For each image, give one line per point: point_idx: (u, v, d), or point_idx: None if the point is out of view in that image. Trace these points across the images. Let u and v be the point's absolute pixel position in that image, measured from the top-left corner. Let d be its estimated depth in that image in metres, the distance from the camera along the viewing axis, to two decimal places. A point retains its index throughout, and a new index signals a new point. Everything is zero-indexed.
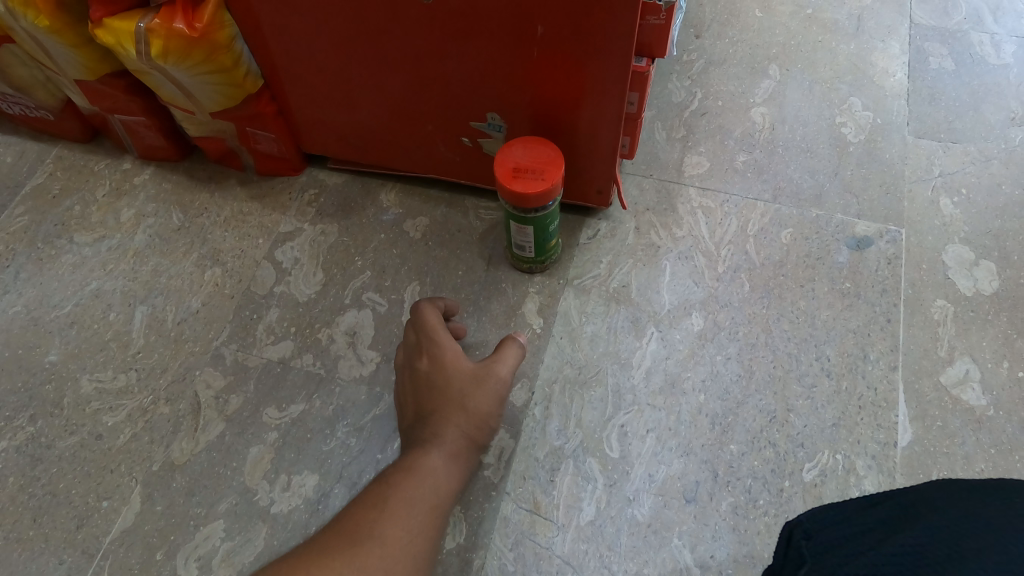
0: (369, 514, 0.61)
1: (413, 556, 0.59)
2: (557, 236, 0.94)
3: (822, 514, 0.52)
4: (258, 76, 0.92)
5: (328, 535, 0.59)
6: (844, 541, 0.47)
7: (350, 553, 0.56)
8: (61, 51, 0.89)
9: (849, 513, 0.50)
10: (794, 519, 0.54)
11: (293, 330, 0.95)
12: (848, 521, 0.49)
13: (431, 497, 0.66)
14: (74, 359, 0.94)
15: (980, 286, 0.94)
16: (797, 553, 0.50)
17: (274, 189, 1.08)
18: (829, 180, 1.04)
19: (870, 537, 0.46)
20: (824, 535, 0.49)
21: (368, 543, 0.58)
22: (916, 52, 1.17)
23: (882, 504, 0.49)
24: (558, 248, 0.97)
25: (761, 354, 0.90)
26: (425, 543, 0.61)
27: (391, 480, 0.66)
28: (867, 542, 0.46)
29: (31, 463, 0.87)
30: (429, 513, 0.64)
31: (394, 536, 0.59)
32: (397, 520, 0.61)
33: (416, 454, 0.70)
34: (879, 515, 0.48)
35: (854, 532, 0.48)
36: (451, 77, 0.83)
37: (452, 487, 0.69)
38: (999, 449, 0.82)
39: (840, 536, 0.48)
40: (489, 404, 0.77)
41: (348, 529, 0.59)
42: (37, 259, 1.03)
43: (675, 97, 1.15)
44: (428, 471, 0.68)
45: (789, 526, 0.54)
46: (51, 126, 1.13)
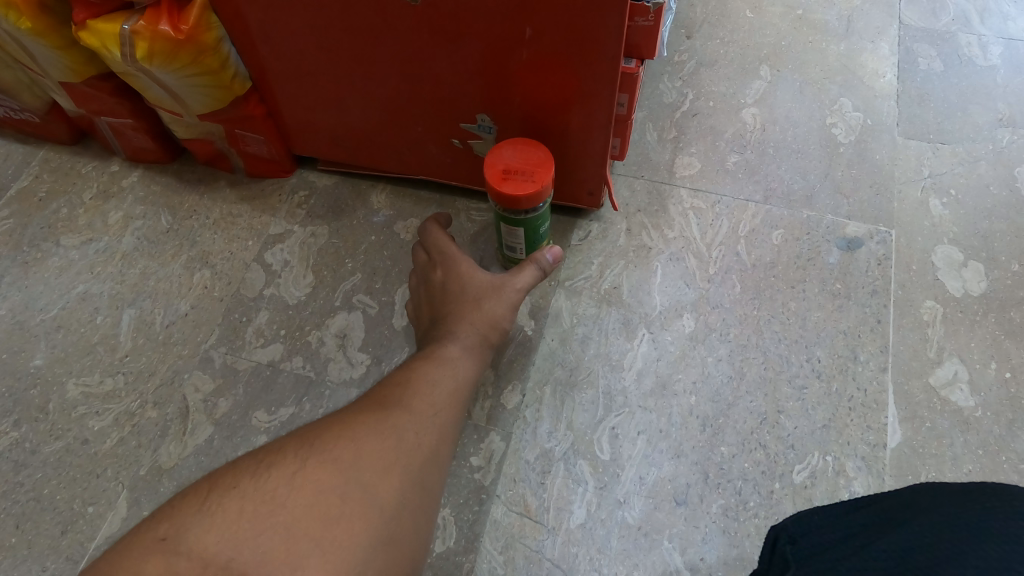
0: (395, 389, 0.64)
1: (439, 422, 0.62)
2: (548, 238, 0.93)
3: (808, 519, 0.52)
4: (245, 78, 0.92)
5: (358, 403, 0.62)
6: (829, 546, 0.47)
7: (380, 414, 0.59)
8: (46, 53, 0.88)
9: (834, 517, 0.51)
10: (781, 524, 0.54)
11: (282, 332, 0.94)
12: (833, 525, 0.50)
13: (454, 378, 0.68)
14: (60, 363, 0.93)
15: (968, 287, 0.94)
16: (783, 558, 0.50)
17: (264, 190, 1.08)
18: (819, 181, 1.04)
19: (853, 541, 0.46)
20: (810, 540, 0.50)
21: (396, 408, 0.61)
22: (905, 53, 1.18)
23: (866, 508, 0.50)
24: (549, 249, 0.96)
25: (752, 356, 0.90)
26: (450, 414, 0.64)
27: (415, 365, 0.69)
28: (852, 546, 0.46)
29: (16, 468, 0.86)
30: (453, 391, 0.67)
31: (420, 404, 0.62)
32: (421, 394, 0.64)
33: (435, 345, 0.74)
34: (864, 519, 0.48)
35: (840, 536, 0.48)
36: (440, 79, 0.83)
37: (472, 373, 0.72)
38: (988, 450, 0.82)
39: (825, 541, 0.48)
40: (504, 309, 0.80)
41: (375, 399, 0.63)
42: (23, 262, 1.03)
43: (666, 98, 1.15)
44: (448, 358, 0.71)
45: (776, 530, 0.54)
46: (38, 128, 1.12)
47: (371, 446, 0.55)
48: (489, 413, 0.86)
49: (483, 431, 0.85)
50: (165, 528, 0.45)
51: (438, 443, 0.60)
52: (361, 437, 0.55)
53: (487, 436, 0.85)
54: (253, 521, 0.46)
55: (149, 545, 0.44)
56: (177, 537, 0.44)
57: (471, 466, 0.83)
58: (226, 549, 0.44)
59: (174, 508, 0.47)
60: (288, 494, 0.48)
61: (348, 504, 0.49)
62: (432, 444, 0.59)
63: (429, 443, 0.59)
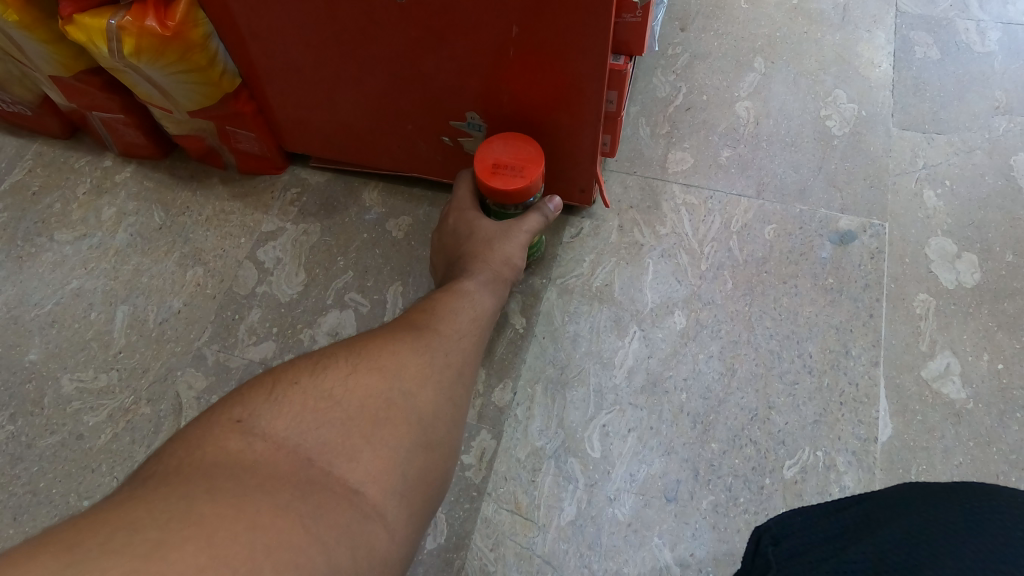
0: (424, 314, 0.68)
1: (466, 349, 0.67)
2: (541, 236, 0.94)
3: (790, 519, 0.52)
4: (235, 74, 0.91)
5: (392, 324, 0.66)
6: (810, 548, 0.47)
7: (416, 336, 0.63)
8: (35, 48, 0.88)
9: (816, 518, 0.51)
10: (764, 523, 0.54)
11: (275, 330, 0.95)
12: (816, 526, 0.50)
13: (477, 310, 0.73)
14: (54, 359, 0.94)
15: (962, 279, 0.94)
16: (764, 559, 0.50)
17: (256, 188, 1.07)
18: (813, 174, 1.04)
19: (836, 543, 0.46)
20: (792, 541, 0.49)
21: (429, 332, 0.65)
22: (902, 41, 1.17)
23: (849, 508, 0.50)
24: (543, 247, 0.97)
25: (743, 352, 0.90)
26: (473, 344, 0.69)
27: (441, 294, 0.73)
28: (834, 548, 0.46)
29: (13, 461, 0.87)
30: (477, 322, 0.72)
31: (449, 331, 0.67)
32: (450, 322, 0.68)
33: (454, 281, 0.77)
34: (846, 519, 0.48)
35: (822, 538, 0.48)
36: (429, 76, 0.83)
37: (493, 307, 0.76)
38: (978, 442, 0.83)
39: (807, 542, 0.48)
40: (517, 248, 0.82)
41: (407, 322, 0.67)
42: (17, 257, 1.03)
43: (660, 92, 1.14)
44: (471, 289, 0.75)
45: (758, 529, 0.54)
46: (30, 121, 1.12)
47: (411, 364, 0.59)
48: (480, 412, 0.87)
49: (474, 429, 0.86)
50: (239, 412, 0.49)
51: (465, 368, 0.65)
52: (402, 355, 0.60)
53: (479, 434, 0.86)
54: (314, 414, 0.50)
55: (225, 426, 0.48)
56: (250, 421, 0.48)
57: (462, 464, 0.84)
58: (294, 435, 0.48)
59: (245, 395, 0.51)
60: (345, 396, 0.53)
61: (396, 410, 0.54)
62: (461, 368, 0.65)
63: (459, 367, 0.64)
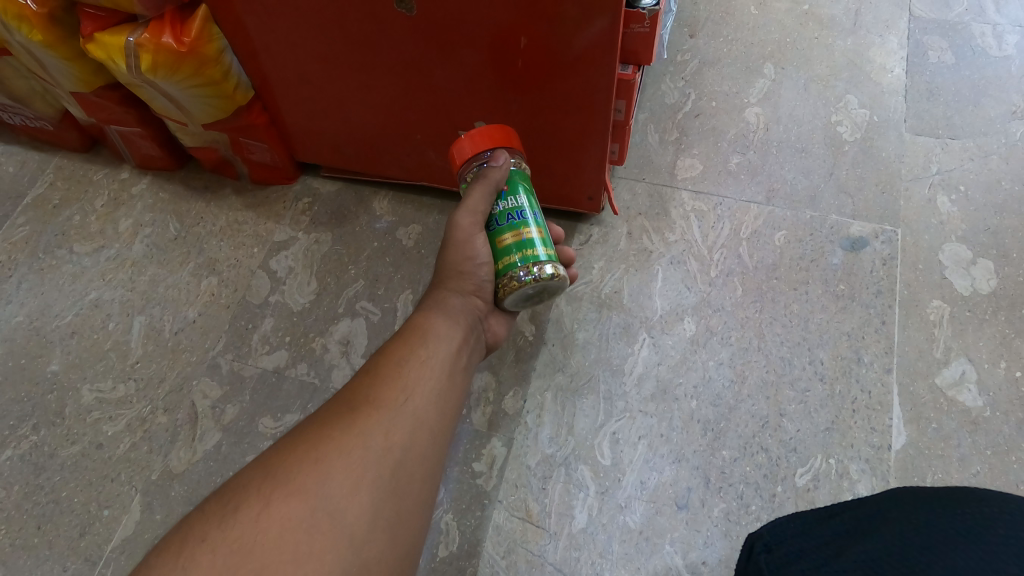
0: (367, 379, 0.59)
1: (419, 414, 0.57)
2: (523, 233, 0.67)
3: (783, 526, 0.52)
4: (248, 88, 0.92)
5: (332, 401, 0.57)
6: (803, 554, 0.48)
7: (350, 419, 0.55)
8: (56, 65, 0.90)
9: (809, 525, 0.51)
10: (758, 531, 0.55)
11: (288, 339, 0.96)
12: (808, 533, 0.50)
13: (436, 357, 0.63)
14: (75, 369, 0.95)
15: (977, 285, 0.93)
16: (758, 567, 0.50)
17: (268, 198, 1.09)
18: (824, 180, 1.04)
19: (828, 550, 0.47)
20: (785, 547, 0.50)
21: (367, 408, 0.56)
22: (915, 46, 1.16)
23: (840, 516, 0.51)
24: (546, 257, 0.68)
25: (753, 359, 0.89)
26: (434, 400, 0.59)
27: (391, 343, 0.64)
28: (826, 553, 0.46)
29: (35, 471, 0.88)
30: (437, 372, 0.62)
31: (395, 397, 0.57)
32: (399, 382, 0.59)
33: (416, 319, 0.68)
34: (838, 526, 0.49)
35: (815, 544, 0.49)
36: (438, 87, 0.84)
37: (459, 345, 0.66)
38: (996, 450, 0.82)
39: (800, 549, 0.49)
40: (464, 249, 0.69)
41: (348, 396, 0.58)
42: (38, 269, 1.05)
43: (668, 99, 1.14)
44: (430, 333, 0.65)
45: (752, 538, 0.54)
46: (50, 135, 1.14)
47: (338, 466, 0.51)
48: (491, 419, 0.87)
49: (486, 438, 0.86)
50: None
51: (418, 436, 0.56)
52: (328, 456, 0.51)
53: (490, 442, 0.86)
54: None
55: None
56: None
57: (474, 472, 0.84)
58: None
59: (149, 566, 0.44)
60: (259, 542, 0.45)
61: (322, 541, 0.47)
62: (411, 440, 0.56)
63: (408, 442, 0.55)
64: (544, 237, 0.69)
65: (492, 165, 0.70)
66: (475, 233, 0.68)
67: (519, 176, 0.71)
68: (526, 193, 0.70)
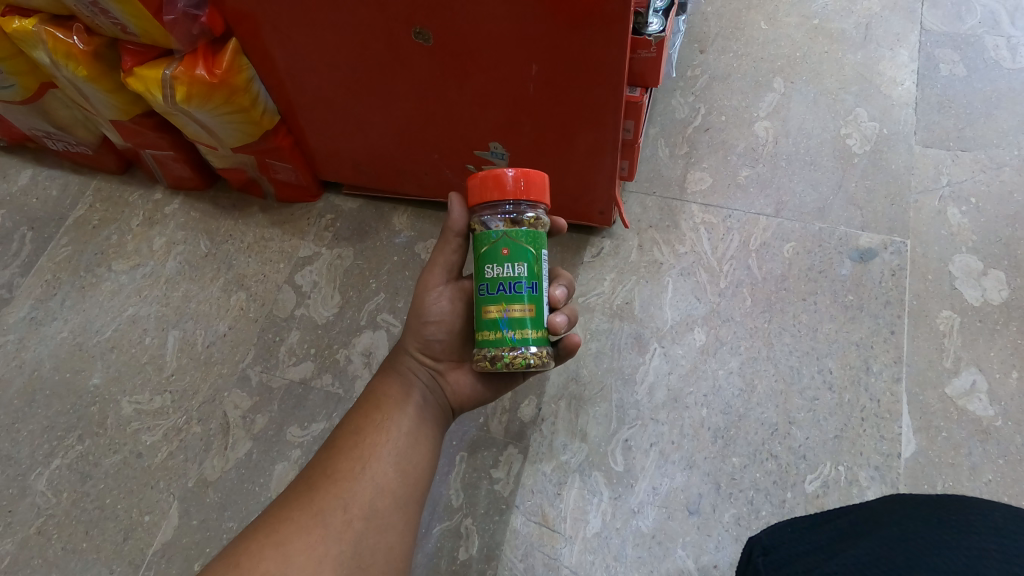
0: (327, 454, 0.63)
1: (380, 478, 0.62)
2: (512, 315, 0.57)
3: (780, 531, 0.55)
4: (274, 113, 0.97)
5: (299, 480, 0.62)
6: (801, 556, 0.51)
7: (309, 499, 0.59)
8: (98, 97, 0.96)
9: (804, 531, 0.54)
10: (756, 536, 0.57)
11: (313, 351, 1.00)
12: (803, 537, 0.53)
13: (396, 421, 0.66)
14: (115, 382, 1.00)
15: (987, 295, 0.95)
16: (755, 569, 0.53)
17: (293, 215, 1.13)
18: (833, 192, 1.06)
19: (821, 553, 0.49)
20: (783, 550, 0.53)
21: (326, 485, 0.60)
22: (925, 59, 1.18)
23: (834, 521, 0.54)
24: (526, 345, 0.58)
25: (763, 368, 0.92)
26: (393, 462, 0.63)
27: (352, 413, 0.67)
28: (822, 553, 0.49)
29: (81, 479, 0.93)
30: (395, 431, 0.65)
31: (352, 469, 0.61)
32: (355, 453, 0.63)
33: (377, 382, 0.70)
34: (832, 531, 0.52)
35: (811, 546, 0.51)
36: (454, 110, 0.87)
37: (419, 396, 0.69)
38: (1007, 459, 0.83)
39: (795, 552, 0.51)
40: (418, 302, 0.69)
41: (310, 473, 0.62)
42: (79, 286, 1.10)
43: (679, 114, 1.17)
44: (387, 394, 0.68)
45: (750, 542, 0.57)
46: (89, 159, 1.20)
47: (299, 548, 0.55)
48: (508, 427, 0.91)
49: (503, 445, 0.90)
50: None
51: (380, 499, 0.60)
52: (288, 543, 0.55)
53: (507, 449, 0.89)
54: None
55: None
56: None
57: (492, 478, 0.88)
58: None
59: None
60: None
61: None
62: (373, 505, 0.60)
63: (370, 509, 0.59)
64: (537, 316, 0.58)
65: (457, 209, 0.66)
66: (434, 287, 0.68)
67: (529, 237, 0.58)
68: (532, 259, 0.58)
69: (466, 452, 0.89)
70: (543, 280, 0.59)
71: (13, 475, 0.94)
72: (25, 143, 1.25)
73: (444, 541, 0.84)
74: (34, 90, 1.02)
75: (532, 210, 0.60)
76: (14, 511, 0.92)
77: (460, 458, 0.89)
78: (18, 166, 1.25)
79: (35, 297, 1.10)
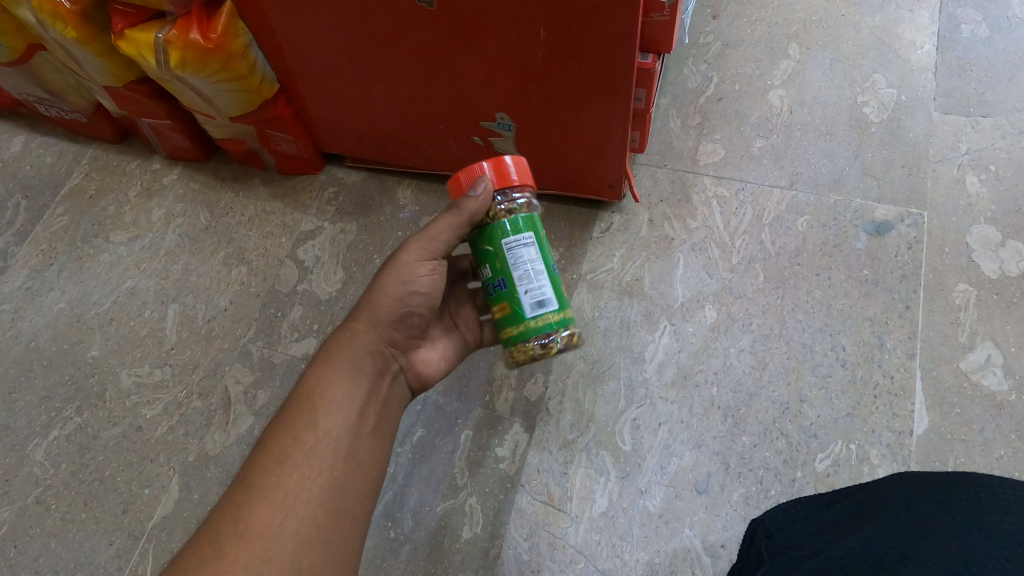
0: (242, 495, 0.53)
1: (307, 528, 0.53)
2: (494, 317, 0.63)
3: (785, 512, 0.54)
4: (273, 81, 0.94)
5: (201, 533, 0.51)
6: (802, 542, 0.49)
7: (216, 568, 0.49)
8: (90, 60, 0.92)
9: (810, 513, 0.52)
10: (759, 518, 0.56)
11: (315, 327, 0.98)
12: (808, 520, 0.51)
13: (328, 449, 0.57)
14: (114, 355, 0.99)
15: (1006, 267, 0.92)
16: (758, 553, 0.52)
17: (295, 188, 1.11)
18: (849, 163, 1.02)
19: (825, 538, 0.48)
20: (786, 534, 0.51)
21: (238, 546, 0.50)
22: (946, 20, 1.13)
23: (840, 501, 0.52)
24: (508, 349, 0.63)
25: (774, 346, 0.90)
26: (323, 501, 0.54)
27: (273, 429, 0.57)
28: (823, 541, 0.47)
29: (80, 451, 0.92)
30: (330, 459, 0.56)
31: (271, 521, 0.52)
32: (277, 497, 0.53)
33: (312, 381, 0.61)
34: (836, 514, 0.50)
35: (812, 531, 0.50)
36: (457, 77, 0.84)
37: (360, 409, 0.61)
38: (1020, 435, 0.81)
39: (798, 537, 0.50)
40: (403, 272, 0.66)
41: (218, 524, 0.52)
42: (76, 257, 1.09)
43: (691, 83, 1.13)
44: (321, 408, 0.59)
45: (756, 522, 0.56)
46: (85, 127, 1.17)
47: None
48: (514, 405, 0.89)
49: (509, 423, 0.88)
50: None
51: (307, 554, 0.52)
52: None
53: (513, 427, 0.88)
54: None
55: None
56: None
57: (497, 456, 0.86)
58: None
59: None
60: None
61: None
62: (297, 564, 0.51)
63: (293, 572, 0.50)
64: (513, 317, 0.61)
65: (472, 193, 0.62)
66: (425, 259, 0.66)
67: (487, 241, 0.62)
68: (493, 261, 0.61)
69: (471, 430, 0.88)
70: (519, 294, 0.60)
71: (12, 445, 0.94)
72: (18, 108, 1.22)
73: (449, 519, 0.83)
74: (23, 51, 0.99)
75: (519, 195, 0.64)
76: (12, 480, 0.91)
77: (465, 437, 0.88)
78: (11, 133, 1.22)
79: (31, 267, 1.08)
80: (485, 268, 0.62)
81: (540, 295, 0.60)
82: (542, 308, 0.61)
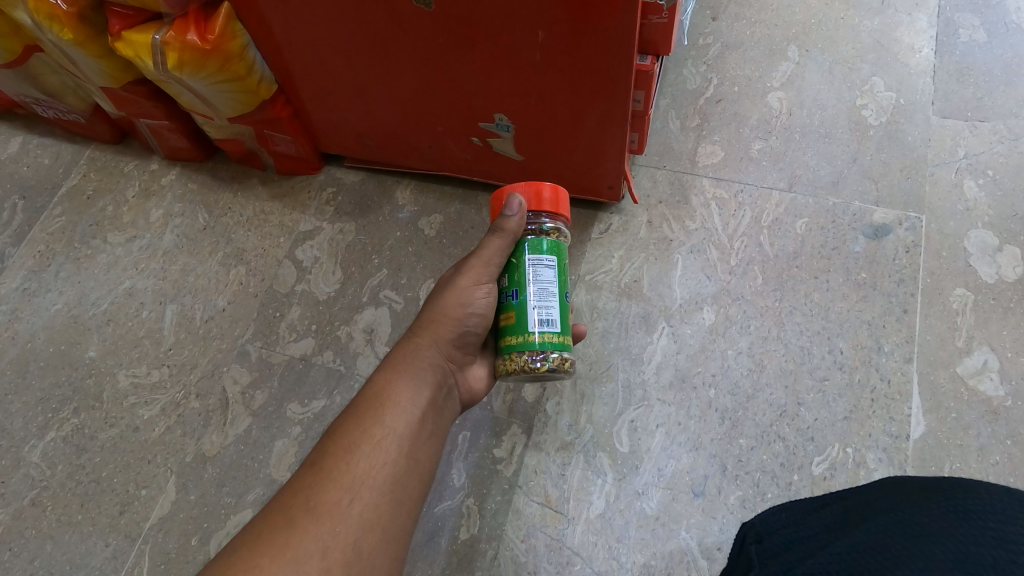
0: (313, 476, 0.54)
1: (369, 513, 0.53)
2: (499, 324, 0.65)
3: (775, 516, 0.54)
4: (271, 82, 0.94)
5: (275, 506, 0.52)
6: (793, 546, 0.49)
7: (287, 538, 0.49)
8: (87, 62, 0.92)
9: (800, 516, 0.52)
10: (749, 522, 0.56)
11: (314, 328, 0.98)
12: (797, 523, 0.52)
13: (394, 446, 0.57)
14: (111, 355, 0.99)
15: (1003, 272, 0.92)
16: (749, 557, 0.52)
17: (293, 188, 1.11)
18: (847, 166, 1.02)
19: (815, 542, 0.48)
20: (776, 538, 0.51)
21: (308, 519, 0.51)
22: (944, 24, 1.13)
23: (830, 505, 0.52)
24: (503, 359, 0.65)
25: (772, 349, 0.90)
26: (384, 492, 0.55)
27: (343, 420, 0.58)
28: (814, 545, 0.48)
29: (77, 452, 0.92)
30: (393, 454, 0.57)
31: (339, 501, 0.52)
32: (346, 479, 0.53)
33: (382, 381, 0.61)
34: (825, 517, 0.51)
35: (803, 535, 0.50)
36: (456, 79, 0.84)
37: (423, 412, 0.61)
38: (1016, 441, 0.82)
39: (788, 541, 0.50)
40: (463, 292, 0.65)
41: (291, 499, 0.52)
42: (75, 258, 1.08)
43: (690, 84, 1.13)
44: (388, 406, 0.59)
45: (746, 527, 0.56)
46: (83, 128, 1.17)
47: None
48: (511, 407, 0.89)
49: (506, 425, 0.88)
50: None
51: (367, 537, 0.52)
52: None
53: (510, 429, 0.88)
54: None
55: None
56: None
57: (495, 458, 0.87)
58: None
59: None
60: None
61: None
62: (359, 544, 0.51)
63: (355, 552, 0.51)
64: (517, 324, 0.63)
65: (507, 212, 0.65)
66: (483, 282, 0.65)
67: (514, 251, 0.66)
68: (514, 271, 0.65)
69: (468, 431, 0.88)
70: (527, 304, 0.63)
71: (8, 446, 0.94)
72: (15, 109, 1.22)
73: (446, 520, 0.83)
74: (19, 53, 0.99)
75: (552, 221, 0.67)
76: (9, 481, 0.91)
77: (462, 438, 0.88)
78: (9, 133, 1.22)
79: (28, 268, 1.08)
80: (505, 279, 0.66)
81: (547, 313, 0.63)
82: (546, 327, 0.63)
